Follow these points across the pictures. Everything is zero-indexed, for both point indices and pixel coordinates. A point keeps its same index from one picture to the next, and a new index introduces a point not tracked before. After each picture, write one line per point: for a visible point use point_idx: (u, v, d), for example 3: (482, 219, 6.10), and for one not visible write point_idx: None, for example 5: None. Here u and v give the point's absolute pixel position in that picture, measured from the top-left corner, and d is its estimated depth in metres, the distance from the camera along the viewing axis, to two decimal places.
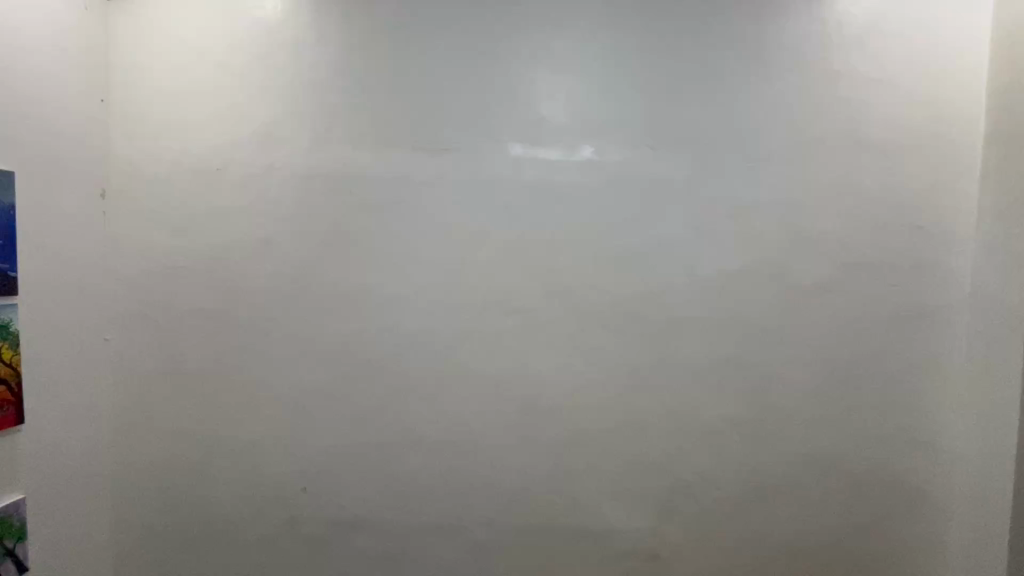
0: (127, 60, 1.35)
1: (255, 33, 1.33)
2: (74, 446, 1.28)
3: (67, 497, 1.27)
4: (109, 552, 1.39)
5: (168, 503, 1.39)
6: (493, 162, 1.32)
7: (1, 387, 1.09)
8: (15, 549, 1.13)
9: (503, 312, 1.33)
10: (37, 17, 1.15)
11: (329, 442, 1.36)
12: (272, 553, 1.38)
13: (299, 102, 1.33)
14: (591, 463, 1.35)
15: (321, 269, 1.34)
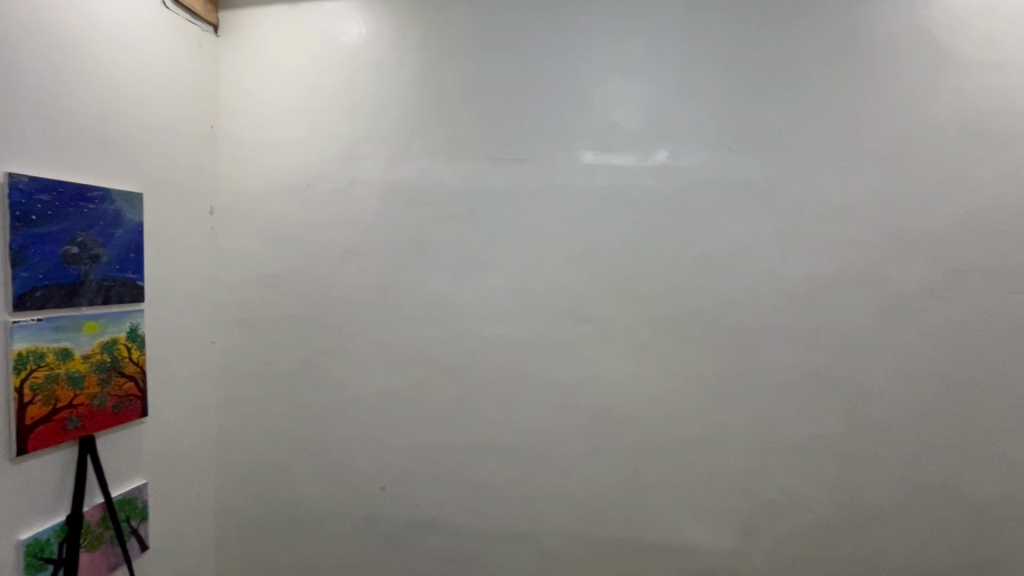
0: (232, 89, 1.50)
1: (342, 57, 1.43)
2: (185, 438, 1.42)
3: (179, 485, 1.41)
4: (212, 536, 1.52)
5: (262, 495, 1.50)
6: (565, 169, 1.32)
7: (131, 382, 1.24)
8: (137, 528, 1.27)
9: (575, 320, 1.33)
10: (160, 56, 1.32)
11: (406, 444, 1.41)
12: (353, 548, 1.45)
13: (380, 119, 1.41)
14: (666, 476, 1.31)
15: (400, 277, 1.41)
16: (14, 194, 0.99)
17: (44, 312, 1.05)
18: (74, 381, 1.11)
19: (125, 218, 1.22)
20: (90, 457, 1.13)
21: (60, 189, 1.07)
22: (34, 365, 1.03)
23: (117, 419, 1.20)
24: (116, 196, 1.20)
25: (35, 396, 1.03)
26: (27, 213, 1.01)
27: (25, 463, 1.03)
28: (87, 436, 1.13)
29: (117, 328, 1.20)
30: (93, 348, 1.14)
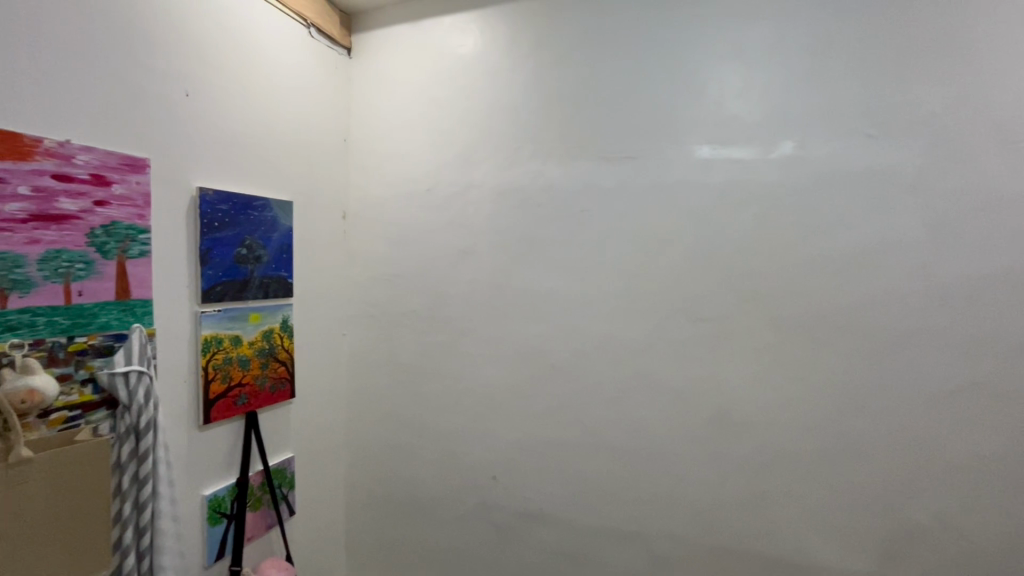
0: (362, 105, 1.65)
1: (458, 68, 1.52)
2: (322, 419, 1.59)
3: (318, 460, 1.58)
4: (343, 509, 1.69)
5: (385, 475, 1.64)
6: (679, 165, 1.29)
7: (282, 366, 1.42)
8: (287, 495, 1.45)
9: (689, 320, 1.30)
10: (305, 80, 1.49)
11: (516, 437, 1.47)
12: (467, 533, 1.53)
13: (493, 124, 1.48)
14: (790, 488, 1.23)
15: (512, 276, 1.46)
16: (202, 205, 1.18)
17: (222, 304, 1.24)
18: (243, 364, 1.29)
19: (280, 223, 1.40)
20: (254, 430, 1.32)
21: (234, 199, 1.26)
22: (215, 349, 1.22)
23: (273, 398, 1.39)
24: (274, 205, 1.38)
25: (215, 375, 1.22)
26: (211, 221, 1.20)
27: (208, 432, 1.22)
28: (252, 411, 1.32)
29: (274, 319, 1.38)
30: (256, 336, 1.33)
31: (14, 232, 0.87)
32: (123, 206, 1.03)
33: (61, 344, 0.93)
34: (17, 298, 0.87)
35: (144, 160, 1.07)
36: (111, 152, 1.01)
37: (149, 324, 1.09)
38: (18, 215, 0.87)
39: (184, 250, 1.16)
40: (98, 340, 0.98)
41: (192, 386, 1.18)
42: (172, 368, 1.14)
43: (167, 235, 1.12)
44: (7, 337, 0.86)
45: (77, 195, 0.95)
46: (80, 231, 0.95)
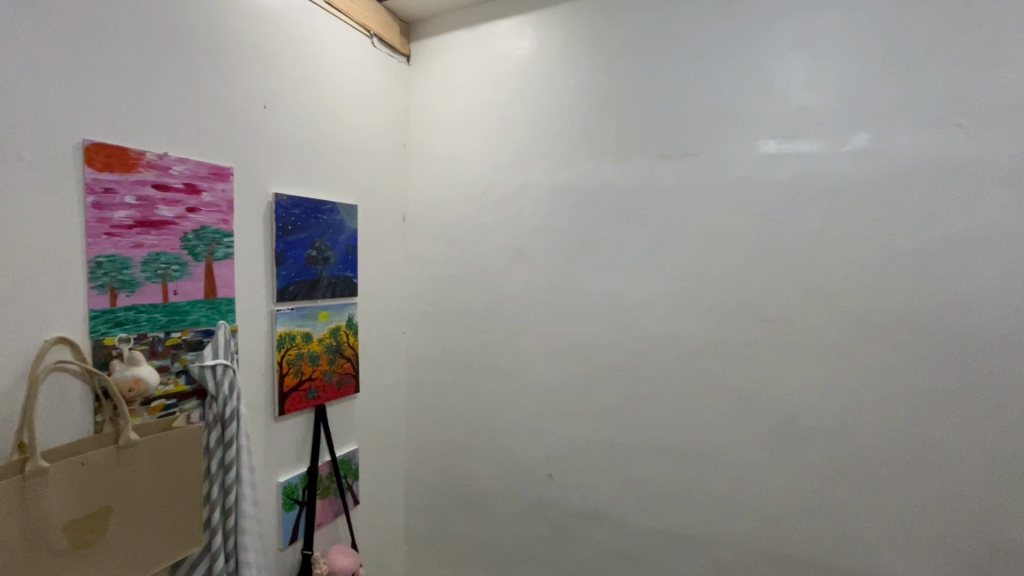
0: (420, 110, 1.70)
1: (514, 71, 1.54)
2: (383, 414, 1.66)
3: (379, 453, 1.65)
4: (402, 501, 1.75)
5: (443, 470, 1.68)
6: (743, 161, 1.26)
7: (348, 362, 1.49)
8: (352, 485, 1.52)
9: (753, 321, 1.26)
10: (368, 89, 1.56)
11: (572, 436, 1.47)
12: (522, 529, 1.55)
13: (549, 125, 1.49)
14: (864, 498, 1.17)
15: (568, 276, 1.47)
16: (278, 210, 1.26)
17: (295, 303, 1.32)
18: (313, 359, 1.37)
19: (346, 226, 1.47)
20: (323, 422, 1.39)
21: (306, 204, 1.34)
22: (289, 344, 1.30)
23: (340, 392, 1.46)
24: (341, 209, 1.45)
25: (289, 369, 1.30)
26: (286, 224, 1.28)
27: (283, 423, 1.30)
28: (321, 404, 1.39)
29: (340, 317, 1.45)
30: (325, 333, 1.40)
31: (123, 237, 0.96)
32: (211, 212, 1.11)
33: (160, 339, 1.02)
34: (124, 297, 0.97)
35: (228, 169, 1.15)
36: (201, 162, 1.09)
37: (233, 320, 1.17)
38: (126, 222, 0.96)
39: (262, 252, 1.24)
40: (190, 335, 1.07)
41: (269, 379, 1.26)
42: (252, 361, 1.22)
43: (248, 238, 1.20)
44: (116, 332, 0.96)
45: (173, 203, 1.04)
46: (176, 236, 1.04)
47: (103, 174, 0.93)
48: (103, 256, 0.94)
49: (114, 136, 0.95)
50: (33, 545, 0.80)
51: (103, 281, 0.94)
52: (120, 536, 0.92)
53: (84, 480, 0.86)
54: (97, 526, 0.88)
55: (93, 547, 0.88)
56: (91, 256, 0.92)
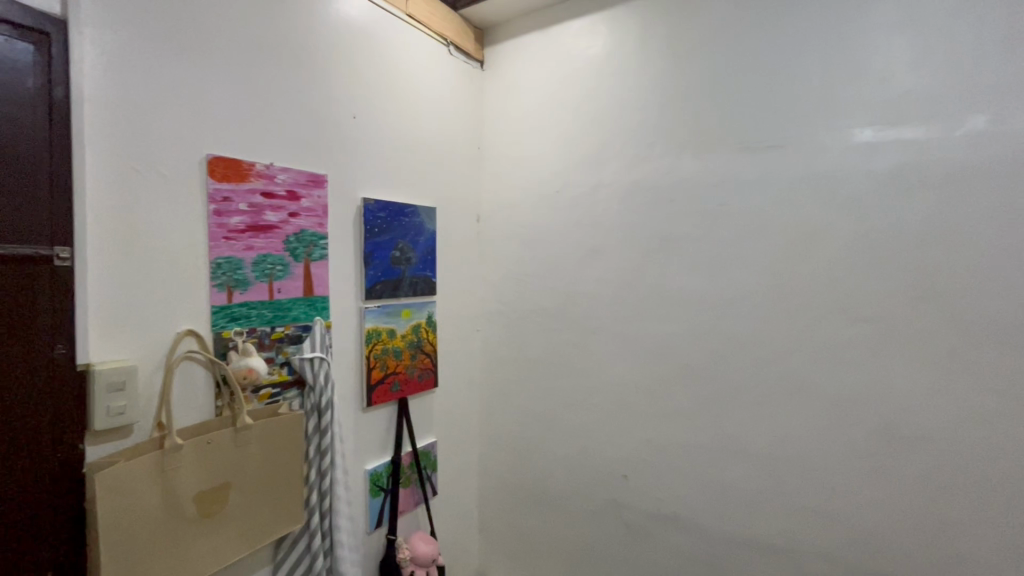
0: (494, 113, 1.75)
1: (587, 70, 1.54)
2: (459, 409, 1.72)
3: (456, 446, 1.71)
4: (477, 494, 1.80)
5: (516, 466, 1.71)
6: (835, 151, 1.19)
7: (427, 358, 1.55)
8: (430, 476, 1.59)
9: (848, 320, 1.18)
10: (446, 95, 1.62)
11: (648, 437, 1.45)
12: (596, 528, 1.55)
13: (624, 122, 1.48)
14: (982, 517, 1.06)
15: (644, 274, 1.45)
16: (366, 214, 1.34)
17: (380, 301, 1.40)
18: (397, 354, 1.44)
19: (426, 227, 1.53)
20: (406, 415, 1.46)
21: (390, 207, 1.41)
22: (376, 340, 1.38)
23: (421, 386, 1.53)
24: (421, 211, 1.52)
25: (376, 364, 1.38)
26: (373, 227, 1.36)
27: (370, 414, 1.38)
28: (404, 397, 1.47)
29: (421, 315, 1.52)
30: (407, 330, 1.48)
31: (237, 241, 1.07)
32: (309, 216, 1.21)
33: (267, 333, 1.12)
34: (238, 295, 1.07)
35: (324, 176, 1.24)
36: (300, 170, 1.19)
37: (328, 316, 1.26)
38: (240, 227, 1.07)
39: (352, 253, 1.33)
40: (291, 330, 1.17)
41: (359, 372, 1.35)
42: (344, 355, 1.31)
43: (340, 240, 1.29)
44: (232, 326, 1.06)
45: (277, 208, 1.14)
46: (280, 239, 1.14)
47: (221, 185, 1.04)
48: (222, 257, 1.04)
49: (230, 150, 1.06)
50: (171, 512, 0.91)
51: (221, 280, 1.04)
52: (238, 510, 1.02)
53: (209, 458, 0.97)
54: (219, 499, 0.99)
55: (216, 518, 0.98)
56: (212, 258, 1.03)
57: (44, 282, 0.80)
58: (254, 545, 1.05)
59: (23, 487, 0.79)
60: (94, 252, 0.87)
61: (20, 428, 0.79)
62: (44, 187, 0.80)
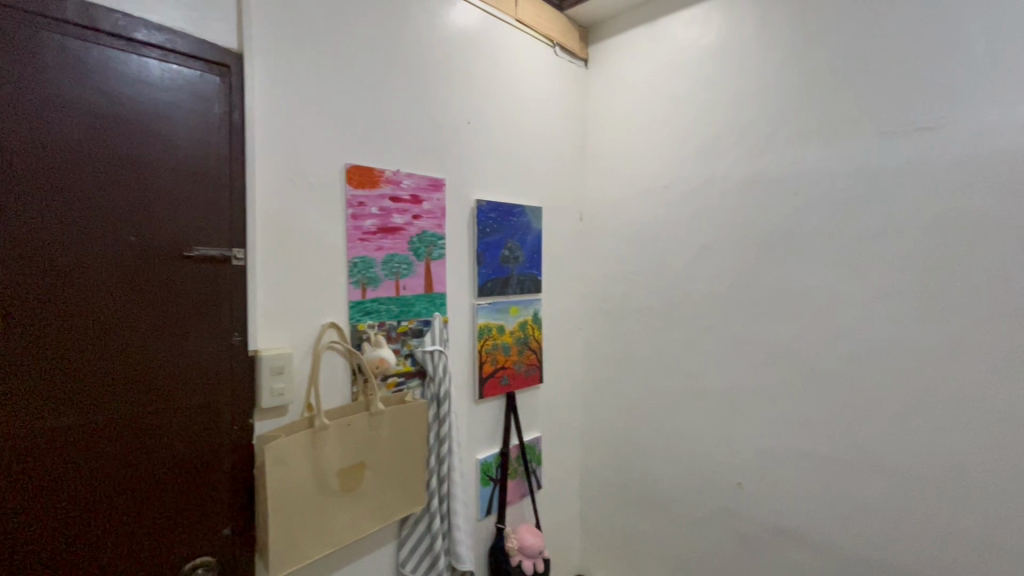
0: (599, 111, 1.74)
1: (700, 60, 1.48)
2: (563, 405, 1.74)
3: (559, 442, 1.73)
4: (579, 491, 1.81)
5: (620, 466, 1.70)
6: (1002, 130, 1.04)
7: (533, 354, 1.59)
8: (536, 470, 1.62)
9: (1018, 324, 1.03)
10: (551, 96, 1.65)
11: (766, 444, 1.37)
12: (706, 536, 1.49)
13: (740, 112, 1.40)
14: None
15: (762, 271, 1.37)
16: (479, 214, 1.40)
17: (492, 298, 1.46)
18: (506, 350, 1.49)
19: (532, 226, 1.57)
20: (513, 409, 1.51)
21: (501, 208, 1.47)
22: (487, 335, 1.44)
23: (527, 381, 1.57)
24: (528, 211, 1.56)
25: (487, 358, 1.44)
26: (485, 227, 1.42)
27: (481, 406, 1.44)
28: (512, 392, 1.52)
29: (527, 312, 1.56)
30: (515, 326, 1.52)
31: (370, 242, 1.17)
32: (430, 218, 1.29)
33: (394, 326, 1.21)
34: (371, 291, 1.17)
35: (443, 179, 1.32)
36: (422, 175, 1.27)
37: (445, 312, 1.34)
38: (373, 229, 1.17)
39: (467, 252, 1.39)
40: (414, 324, 1.26)
41: (472, 366, 1.42)
42: (459, 349, 1.38)
43: (456, 240, 1.36)
44: (365, 319, 1.17)
45: (403, 211, 1.23)
46: (405, 239, 1.23)
47: (358, 191, 1.14)
48: (358, 257, 1.15)
49: (365, 159, 1.16)
50: (319, 485, 1.02)
51: (357, 277, 1.15)
52: (372, 487, 1.12)
53: (349, 438, 1.08)
54: (357, 477, 1.09)
55: (354, 493, 1.09)
56: (349, 257, 1.14)
57: (225, 279, 0.94)
58: (384, 520, 1.15)
59: (211, 452, 0.93)
60: (261, 253, 1.00)
61: (209, 402, 0.92)
62: (225, 198, 0.93)
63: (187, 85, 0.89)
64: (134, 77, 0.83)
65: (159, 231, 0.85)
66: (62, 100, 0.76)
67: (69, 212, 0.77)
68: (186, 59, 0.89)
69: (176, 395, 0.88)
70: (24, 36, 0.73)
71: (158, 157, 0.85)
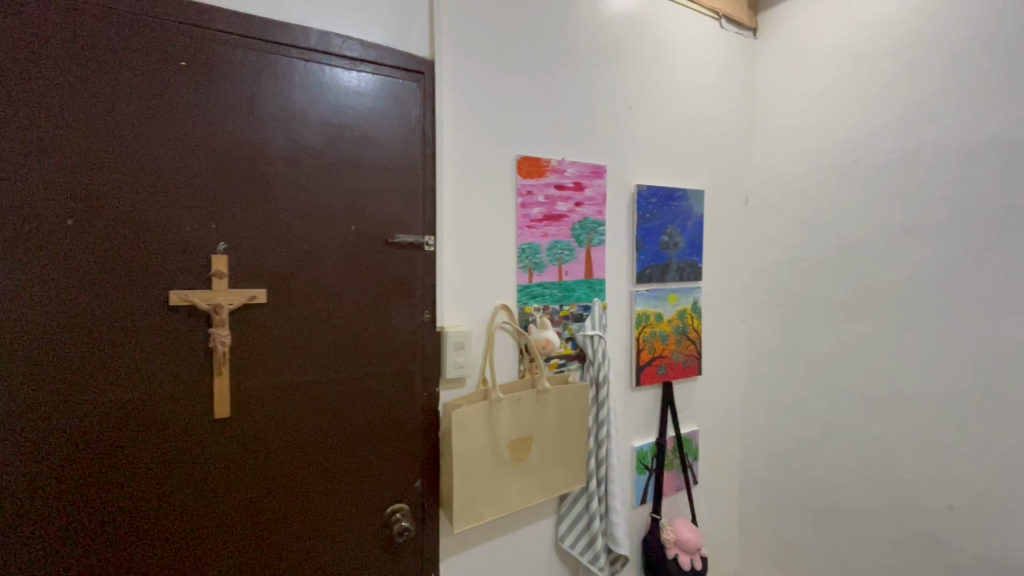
0: (769, 84, 1.60)
1: (906, 12, 1.27)
2: (722, 401, 1.65)
3: (717, 439, 1.65)
4: (737, 493, 1.71)
5: (788, 471, 1.56)
6: None
7: (692, 344, 1.53)
8: (692, 465, 1.57)
9: None
10: (716, 72, 1.55)
11: (991, 464, 1.15)
12: (901, 561, 1.30)
13: (963, 67, 1.18)
14: None
15: (991, 257, 1.14)
16: (639, 200, 1.39)
17: (650, 285, 1.43)
18: (663, 339, 1.46)
19: (694, 211, 1.51)
20: (671, 399, 1.48)
21: (661, 193, 1.43)
22: (645, 323, 1.42)
23: (685, 372, 1.52)
24: (690, 195, 1.50)
25: (645, 346, 1.42)
26: (645, 212, 1.40)
27: (637, 394, 1.43)
28: (669, 382, 1.48)
29: (686, 301, 1.51)
30: (673, 315, 1.48)
31: (537, 229, 1.23)
32: (591, 205, 1.31)
33: (557, 310, 1.26)
34: (537, 276, 1.23)
35: (604, 166, 1.33)
36: (584, 163, 1.29)
37: (604, 298, 1.35)
38: (539, 216, 1.23)
39: (626, 238, 1.39)
40: (575, 309, 1.29)
41: (629, 353, 1.41)
42: (617, 335, 1.38)
43: (616, 227, 1.37)
44: (532, 302, 1.23)
45: (566, 199, 1.27)
46: (567, 226, 1.27)
47: (526, 180, 1.20)
48: (526, 243, 1.21)
49: (534, 151, 1.22)
50: (494, 453, 1.12)
51: (525, 263, 1.22)
52: (538, 461, 1.19)
53: (519, 413, 1.15)
54: (525, 449, 1.16)
55: (522, 464, 1.16)
56: (518, 244, 1.21)
57: (419, 262, 1.06)
58: (548, 493, 1.21)
59: (408, 414, 1.06)
60: (447, 240, 1.11)
61: (407, 370, 1.06)
62: (419, 191, 1.05)
63: (393, 93, 1.02)
64: (356, 89, 0.98)
65: (372, 221, 1.00)
66: (306, 114, 0.93)
67: (312, 206, 0.94)
68: (393, 71, 1.02)
69: (383, 361, 1.03)
70: (282, 64, 0.91)
71: (372, 157, 1.00)
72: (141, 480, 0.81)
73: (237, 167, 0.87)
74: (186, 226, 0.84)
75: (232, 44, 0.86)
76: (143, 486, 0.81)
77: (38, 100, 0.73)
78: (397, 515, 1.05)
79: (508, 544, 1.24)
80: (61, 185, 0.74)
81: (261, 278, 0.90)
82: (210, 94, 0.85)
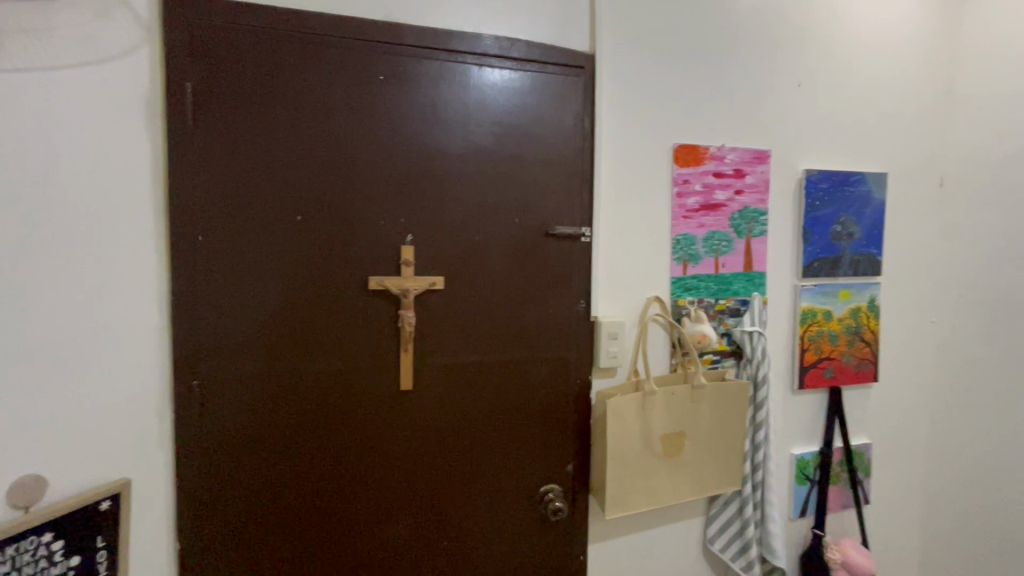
0: (978, 43, 1.35)
1: None
2: (902, 413, 1.44)
3: (895, 456, 1.45)
4: (918, 519, 1.49)
5: (990, 502, 1.33)
6: None
7: (867, 347, 1.36)
8: (863, 481, 1.41)
9: None
10: (906, 33, 1.35)
11: None
12: None
13: None
14: None
15: None
16: (808, 186, 1.27)
17: (818, 280, 1.31)
18: (832, 339, 1.33)
19: (874, 197, 1.34)
20: (840, 406, 1.34)
21: (834, 177, 1.29)
22: (811, 320, 1.30)
23: (857, 377, 1.36)
24: (869, 178, 1.33)
25: (810, 345, 1.31)
26: (814, 200, 1.28)
27: (799, 397, 1.32)
28: (837, 386, 1.34)
29: (861, 298, 1.35)
30: (845, 313, 1.33)
31: (693, 219, 1.19)
32: (753, 192, 1.23)
33: (712, 304, 1.21)
34: (692, 268, 1.20)
35: (768, 150, 1.24)
36: (746, 148, 1.22)
37: (764, 292, 1.26)
38: (696, 206, 1.19)
39: (791, 229, 1.28)
40: (732, 303, 1.23)
41: (791, 352, 1.30)
42: (778, 333, 1.29)
43: (780, 215, 1.27)
44: (685, 295, 1.20)
45: (725, 187, 1.20)
46: (726, 216, 1.21)
47: (684, 169, 1.17)
48: (681, 234, 1.18)
49: (692, 138, 1.18)
50: (647, 445, 1.11)
51: (680, 254, 1.18)
52: (691, 458, 1.16)
53: (673, 407, 1.13)
54: (678, 445, 1.14)
55: (675, 459, 1.14)
56: (673, 235, 1.18)
57: (576, 252, 1.09)
58: (700, 492, 1.17)
59: (562, 399, 1.10)
60: (602, 231, 1.13)
61: (563, 357, 1.10)
62: (578, 183, 1.08)
63: (555, 90, 1.06)
64: (522, 89, 1.03)
65: (534, 213, 1.05)
66: (479, 116, 1.01)
67: (482, 201, 1.02)
68: (556, 68, 1.06)
69: (541, 348, 1.08)
70: (460, 71, 0.99)
71: (535, 152, 1.04)
72: (344, 434, 0.96)
73: (421, 167, 0.97)
74: (382, 220, 0.96)
75: (421, 56, 0.97)
76: (345, 439, 0.96)
77: (278, 115, 0.89)
78: (550, 495, 1.10)
79: (654, 538, 1.22)
80: (293, 187, 0.91)
81: (439, 265, 1.00)
82: (402, 102, 0.96)
